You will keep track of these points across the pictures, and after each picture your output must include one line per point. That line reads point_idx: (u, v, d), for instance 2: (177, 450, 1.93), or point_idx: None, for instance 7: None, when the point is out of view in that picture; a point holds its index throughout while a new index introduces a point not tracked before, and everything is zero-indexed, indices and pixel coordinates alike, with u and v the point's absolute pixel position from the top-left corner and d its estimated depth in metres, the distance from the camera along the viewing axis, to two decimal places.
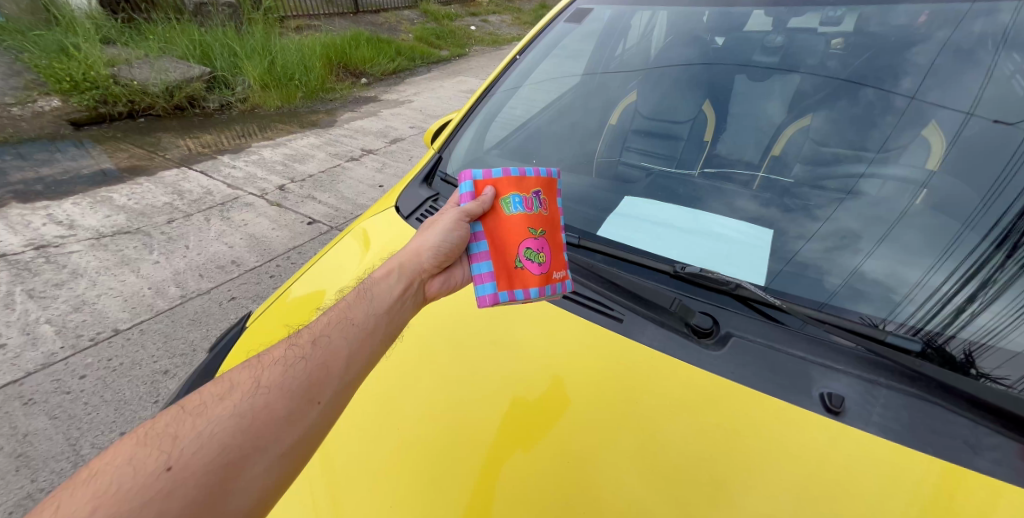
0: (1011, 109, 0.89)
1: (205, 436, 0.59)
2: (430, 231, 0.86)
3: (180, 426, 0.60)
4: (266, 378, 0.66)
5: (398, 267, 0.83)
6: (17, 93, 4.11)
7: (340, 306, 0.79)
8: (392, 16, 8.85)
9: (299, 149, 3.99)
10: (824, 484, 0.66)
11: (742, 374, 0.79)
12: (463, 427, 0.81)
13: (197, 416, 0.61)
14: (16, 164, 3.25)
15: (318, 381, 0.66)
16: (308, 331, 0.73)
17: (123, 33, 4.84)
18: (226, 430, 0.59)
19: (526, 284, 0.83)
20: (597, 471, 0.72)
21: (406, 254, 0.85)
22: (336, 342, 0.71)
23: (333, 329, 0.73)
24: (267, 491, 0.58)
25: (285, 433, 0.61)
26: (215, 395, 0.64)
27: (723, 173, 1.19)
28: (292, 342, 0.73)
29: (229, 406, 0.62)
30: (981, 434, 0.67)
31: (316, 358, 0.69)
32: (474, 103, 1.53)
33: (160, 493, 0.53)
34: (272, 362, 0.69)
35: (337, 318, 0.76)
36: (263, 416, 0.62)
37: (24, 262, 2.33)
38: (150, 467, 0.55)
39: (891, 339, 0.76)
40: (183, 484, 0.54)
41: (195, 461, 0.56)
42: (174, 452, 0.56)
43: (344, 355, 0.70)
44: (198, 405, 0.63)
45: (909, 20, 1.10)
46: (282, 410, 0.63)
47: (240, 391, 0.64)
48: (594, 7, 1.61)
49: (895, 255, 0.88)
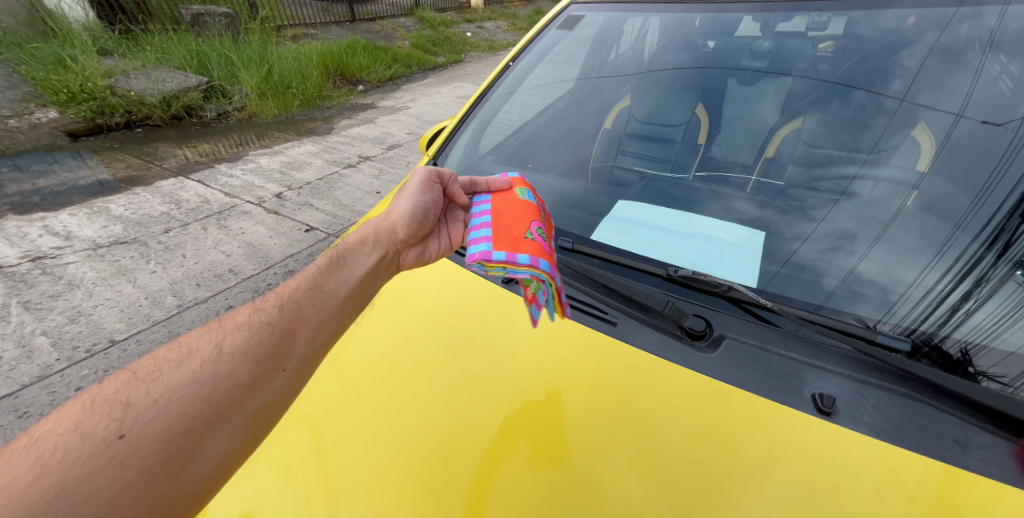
0: (1000, 109, 0.90)
1: (161, 403, 0.59)
2: (403, 200, 0.92)
3: (132, 392, 0.60)
4: (229, 344, 0.67)
5: (372, 236, 0.87)
6: (14, 106, 4.13)
7: (307, 272, 0.82)
8: (388, 24, 8.91)
9: (297, 157, 4.00)
10: (823, 486, 0.65)
11: (737, 376, 0.79)
12: (462, 432, 0.80)
13: (152, 382, 0.61)
14: (15, 176, 3.26)
15: (282, 348, 0.68)
16: (274, 297, 0.75)
17: (120, 44, 4.87)
18: (185, 395, 0.60)
19: (531, 250, 0.79)
20: (598, 476, 0.72)
21: (382, 224, 0.89)
22: (304, 307, 0.74)
23: (300, 296, 0.75)
24: (231, 457, 0.59)
25: (247, 400, 0.62)
26: (172, 362, 0.64)
27: (718, 176, 1.20)
28: (257, 307, 0.74)
29: (188, 373, 0.62)
30: (971, 433, 0.67)
31: (282, 323, 0.71)
32: (468, 109, 1.53)
33: (112, 460, 0.52)
34: (233, 327, 0.70)
35: (305, 284, 0.78)
36: (226, 382, 0.62)
37: (21, 274, 2.32)
38: (100, 435, 0.54)
39: (881, 339, 0.76)
40: (138, 450, 0.54)
41: (149, 429, 0.56)
42: (127, 421, 0.56)
43: (312, 321, 0.73)
44: (152, 372, 0.62)
45: (897, 22, 1.11)
46: (246, 377, 0.64)
47: (200, 357, 0.65)
48: (585, 13, 1.61)
49: (887, 255, 0.88)
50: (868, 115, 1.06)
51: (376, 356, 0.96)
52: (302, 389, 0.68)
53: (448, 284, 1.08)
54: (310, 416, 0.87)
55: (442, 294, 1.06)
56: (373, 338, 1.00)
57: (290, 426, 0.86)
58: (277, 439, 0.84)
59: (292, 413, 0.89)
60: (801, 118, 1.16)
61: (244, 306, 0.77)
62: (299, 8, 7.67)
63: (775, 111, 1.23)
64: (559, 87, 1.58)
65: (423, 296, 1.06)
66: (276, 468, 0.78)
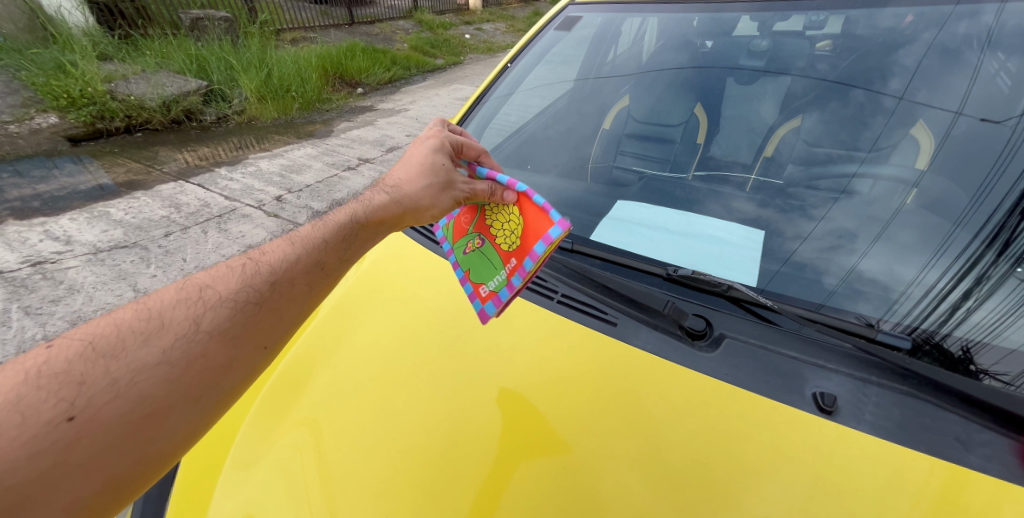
0: (998, 107, 0.90)
1: (122, 384, 0.51)
2: (446, 191, 0.83)
3: (89, 368, 0.51)
4: (207, 320, 0.57)
5: (395, 218, 0.77)
6: (15, 111, 4.14)
7: (307, 239, 0.70)
8: (387, 27, 8.94)
9: (296, 160, 4.00)
10: (826, 485, 0.65)
11: (737, 375, 0.79)
12: (466, 433, 0.80)
13: (113, 359, 0.53)
14: (15, 182, 3.26)
15: (266, 326, 0.60)
16: (266, 267, 0.64)
17: (120, 49, 4.88)
18: (150, 378, 0.52)
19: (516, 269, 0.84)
20: (600, 477, 0.72)
21: (411, 206, 0.79)
22: (298, 285, 0.64)
23: (298, 272, 0.65)
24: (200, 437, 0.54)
25: (222, 382, 0.55)
26: (139, 335, 0.55)
27: (718, 175, 1.20)
28: (245, 276, 0.63)
29: (156, 352, 0.54)
30: (972, 431, 0.67)
31: (272, 303, 0.61)
32: (467, 110, 1.53)
33: (58, 443, 0.46)
34: (214, 299, 0.59)
35: (303, 255, 0.67)
36: (199, 365, 0.54)
37: (21, 279, 2.32)
38: (46, 415, 0.47)
39: (882, 337, 0.76)
40: (88, 435, 0.47)
41: (102, 413, 0.48)
42: (78, 402, 0.49)
43: (305, 301, 0.64)
44: (115, 345, 0.54)
45: (895, 21, 1.11)
46: (222, 358, 0.56)
47: (172, 332, 0.55)
48: (583, 14, 1.62)
49: (887, 253, 0.88)
50: (867, 114, 1.06)
51: (376, 358, 0.95)
52: None
53: (447, 285, 1.08)
54: (310, 419, 0.86)
55: (442, 295, 1.06)
56: (373, 339, 1.00)
57: (290, 428, 0.85)
58: (277, 442, 0.84)
59: (291, 414, 0.88)
60: (800, 117, 1.16)
61: (226, 267, 0.65)
62: (298, 12, 7.68)
63: (774, 110, 1.23)
64: (557, 88, 1.59)
65: (423, 298, 1.06)
66: (279, 472, 0.78)
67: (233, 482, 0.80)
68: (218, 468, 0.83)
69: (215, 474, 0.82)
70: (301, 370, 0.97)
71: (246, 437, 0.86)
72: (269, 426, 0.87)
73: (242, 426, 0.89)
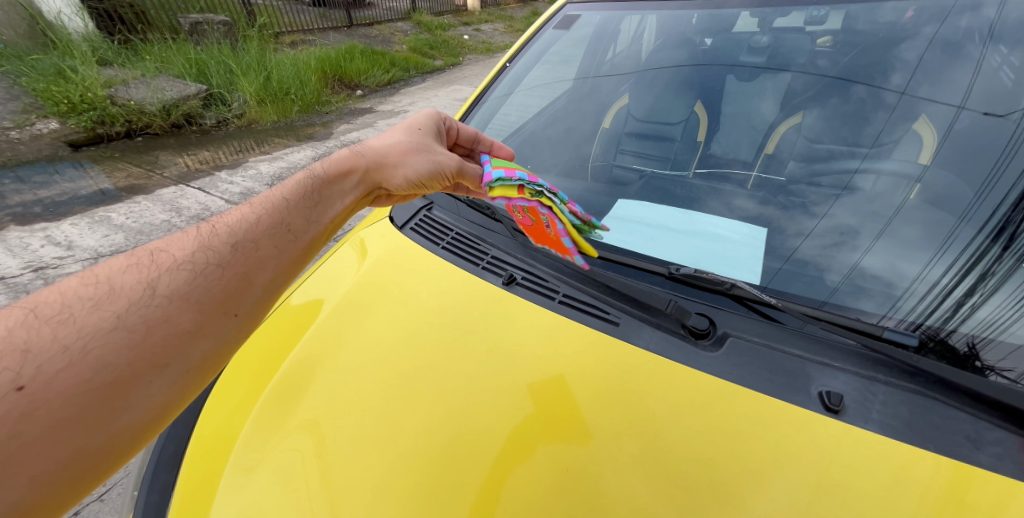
0: (1002, 100, 0.89)
1: (75, 351, 0.53)
2: (416, 157, 0.93)
3: (34, 335, 0.53)
4: (164, 285, 0.61)
5: (360, 173, 0.87)
6: (15, 117, 4.14)
7: (266, 205, 0.75)
8: (386, 28, 8.97)
9: (297, 162, 4.00)
10: (832, 484, 0.65)
11: (741, 374, 0.78)
12: (465, 432, 0.80)
13: (62, 325, 0.55)
14: (16, 188, 3.27)
15: (232, 293, 0.64)
16: (222, 234, 0.68)
17: (120, 54, 4.90)
18: (107, 343, 0.54)
19: None
20: (605, 478, 0.71)
21: (377, 162, 0.90)
22: (260, 249, 0.69)
23: (258, 235, 0.70)
24: (167, 405, 0.56)
25: (187, 350, 0.58)
26: (88, 302, 0.58)
27: (719, 173, 1.19)
28: (201, 240, 0.68)
29: (112, 316, 0.56)
30: (982, 429, 0.66)
31: (235, 266, 0.66)
32: (466, 110, 1.52)
33: (12, 413, 0.48)
34: (169, 265, 0.63)
35: (262, 221, 0.72)
36: (160, 329, 0.57)
37: (23, 284, 2.32)
38: None
39: (889, 334, 0.75)
40: (44, 404, 0.49)
41: (56, 381, 0.50)
42: (27, 371, 0.50)
43: (270, 265, 0.68)
44: (64, 312, 0.56)
45: (896, 16, 1.11)
46: (187, 323, 0.59)
47: (126, 297, 0.59)
48: (582, 13, 1.61)
49: (891, 250, 0.87)
50: (868, 110, 1.05)
51: (376, 360, 0.95)
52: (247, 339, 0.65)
53: (448, 286, 1.07)
54: (312, 422, 0.86)
55: (441, 295, 1.06)
56: (374, 340, 1.00)
57: (290, 432, 0.85)
58: (277, 446, 0.83)
59: (291, 418, 0.88)
60: (800, 113, 1.15)
61: (182, 235, 0.70)
62: (297, 15, 7.68)
63: (775, 107, 1.23)
64: (556, 87, 1.58)
65: (424, 299, 1.06)
66: (281, 475, 0.78)
67: (235, 488, 0.79)
68: (218, 473, 0.83)
69: (215, 479, 0.82)
70: (302, 373, 0.97)
71: (246, 442, 0.86)
72: (270, 430, 0.87)
73: (243, 431, 0.89)
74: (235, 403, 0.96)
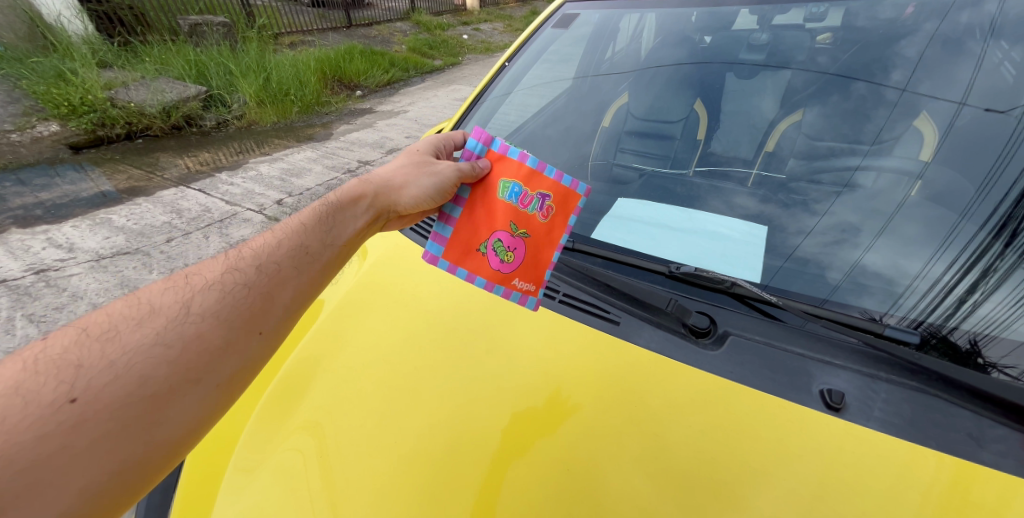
0: (1004, 96, 0.89)
1: (120, 366, 0.56)
2: (422, 178, 0.90)
3: (83, 353, 0.57)
4: (198, 304, 0.64)
5: (370, 197, 0.87)
6: (15, 120, 4.15)
7: (289, 228, 0.78)
8: (385, 29, 8.97)
9: (297, 163, 4.01)
10: (833, 482, 0.65)
11: (742, 373, 0.78)
12: (469, 433, 0.79)
13: (107, 342, 0.58)
14: (17, 190, 3.28)
15: (259, 311, 0.66)
16: (250, 256, 0.72)
17: (120, 56, 4.90)
18: (148, 359, 0.57)
19: (481, 273, 0.91)
20: (607, 478, 0.71)
21: (385, 186, 0.89)
22: (284, 269, 0.71)
23: (281, 256, 0.73)
24: (200, 422, 0.58)
25: (219, 365, 0.61)
26: (131, 321, 0.61)
27: (719, 171, 1.18)
28: (231, 263, 0.71)
29: (152, 334, 0.60)
30: (985, 426, 0.66)
31: (260, 286, 0.68)
32: (466, 110, 1.52)
33: (63, 424, 0.51)
34: (202, 285, 0.66)
35: (286, 244, 0.75)
36: (195, 345, 0.60)
37: (24, 287, 2.32)
38: (49, 399, 0.52)
39: (890, 331, 0.75)
40: (92, 416, 0.52)
41: (102, 395, 0.54)
42: (78, 385, 0.54)
43: (293, 283, 0.71)
44: (109, 331, 0.60)
45: (896, 12, 1.11)
46: (218, 340, 0.62)
47: (164, 316, 0.62)
48: (581, 12, 1.61)
49: (892, 247, 0.87)
50: (869, 106, 1.05)
51: (376, 360, 0.95)
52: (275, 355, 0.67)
53: (449, 287, 1.07)
54: (312, 422, 0.86)
55: (441, 295, 1.06)
56: (374, 341, 1.00)
57: (291, 432, 0.85)
58: (278, 446, 0.83)
59: (291, 419, 0.88)
60: (801, 111, 1.15)
61: (214, 259, 0.74)
62: (296, 15, 7.68)
63: (774, 105, 1.22)
64: (556, 86, 1.58)
65: (424, 299, 1.06)
66: (281, 475, 0.78)
67: (235, 488, 0.79)
68: (220, 472, 0.83)
69: (216, 479, 0.82)
70: (302, 374, 0.97)
71: (247, 442, 0.86)
72: (271, 431, 0.87)
73: (243, 432, 0.89)
74: (236, 404, 0.96)
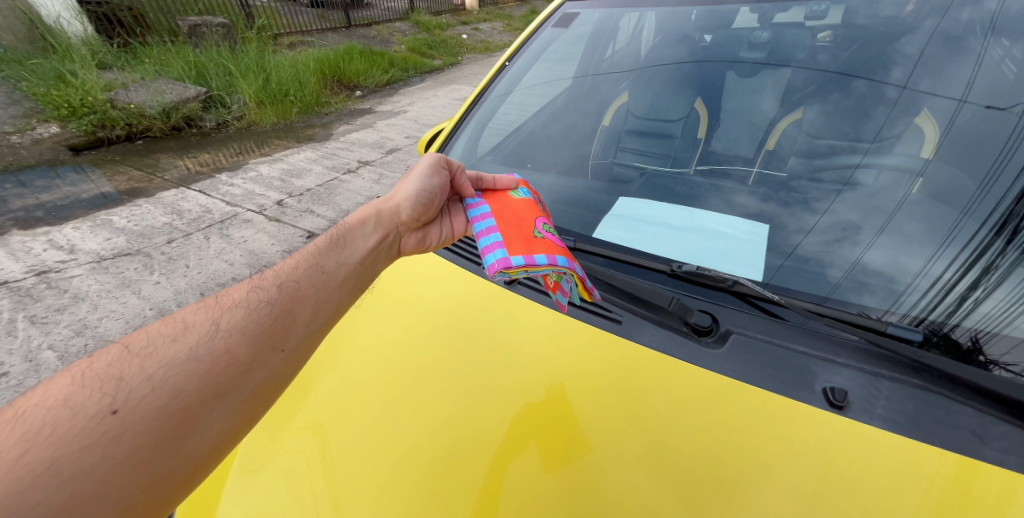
0: (1005, 93, 0.88)
1: (156, 379, 0.60)
2: (411, 180, 0.93)
3: (125, 367, 0.61)
4: (226, 321, 0.68)
5: (374, 217, 0.88)
6: (16, 122, 4.15)
7: (307, 251, 0.83)
8: (384, 28, 8.96)
9: (296, 164, 4.00)
10: (834, 479, 0.65)
11: (744, 371, 0.78)
12: (475, 433, 0.80)
13: (146, 358, 0.63)
14: (17, 192, 3.28)
15: (282, 328, 0.70)
16: (273, 277, 0.76)
17: (119, 57, 4.90)
18: (182, 373, 0.61)
19: (552, 251, 0.82)
20: (608, 476, 0.71)
21: (386, 204, 0.91)
22: (303, 287, 0.75)
23: (300, 275, 0.77)
24: (227, 435, 0.61)
25: (245, 380, 0.64)
26: (167, 337, 0.66)
27: (720, 170, 1.19)
28: (256, 285, 0.76)
29: (185, 349, 0.64)
30: (987, 423, 0.66)
31: (282, 304, 0.72)
32: (466, 110, 1.52)
33: (105, 435, 0.54)
34: (231, 305, 0.71)
35: (305, 264, 0.80)
36: (223, 361, 0.64)
37: (26, 288, 2.32)
38: (93, 410, 0.56)
39: (892, 330, 0.75)
40: (131, 427, 0.55)
41: (141, 406, 0.57)
42: (119, 397, 0.57)
43: (311, 301, 0.75)
44: (147, 347, 0.64)
45: (896, 11, 1.12)
46: (243, 356, 0.66)
47: (197, 333, 0.67)
48: (581, 10, 1.60)
49: (892, 245, 0.87)
50: (869, 104, 1.04)
51: (379, 361, 0.95)
52: (300, 369, 0.70)
53: (450, 286, 1.07)
54: (315, 423, 0.86)
55: (443, 295, 1.06)
56: (376, 341, 1.00)
57: (294, 433, 0.85)
58: (282, 446, 0.83)
59: (294, 419, 0.88)
60: (801, 109, 1.15)
61: (243, 284, 0.78)
62: (296, 15, 7.66)
63: (775, 103, 1.22)
64: (556, 85, 1.58)
65: (425, 299, 1.06)
66: (284, 475, 0.78)
67: (240, 487, 0.79)
68: (225, 474, 0.83)
69: (220, 481, 0.82)
70: (305, 376, 0.97)
71: (251, 444, 0.86)
72: (274, 430, 0.87)
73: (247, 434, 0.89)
74: None
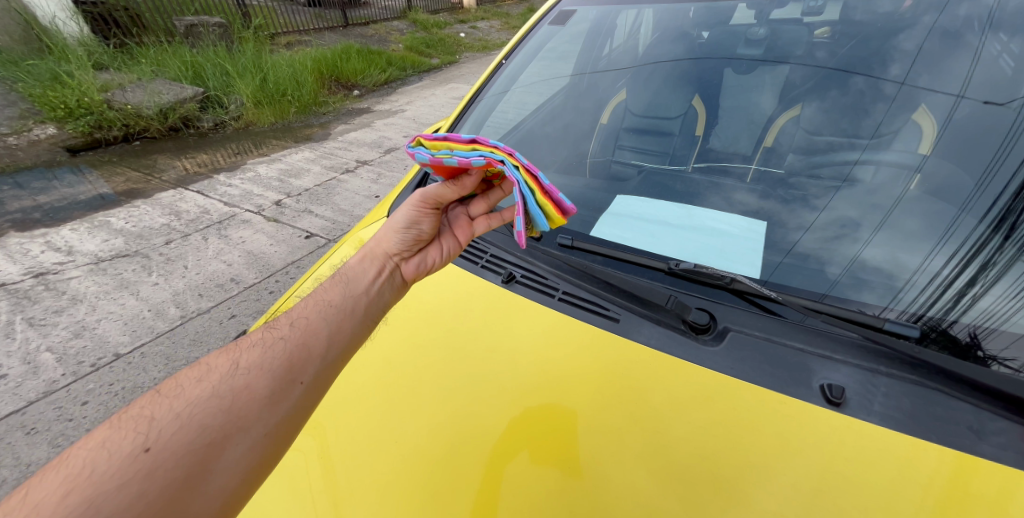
0: (1004, 88, 0.88)
1: (184, 417, 0.60)
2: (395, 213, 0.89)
3: (156, 407, 0.61)
4: (245, 359, 0.67)
5: (368, 251, 0.86)
6: (13, 123, 4.14)
7: (314, 291, 0.81)
8: (382, 28, 8.88)
9: (294, 164, 3.99)
10: (834, 476, 0.65)
11: (742, 369, 0.78)
12: (474, 430, 0.80)
13: (173, 398, 0.62)
14: (15, 194, 3.27)
15: (299, 361, 0.68)
16: (286, 316, 0.75)
17: (115, 58, 4.88)
18: (207, 411, 0.61)
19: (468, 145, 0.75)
20: (607, 472, 0.72)
21: (377, 239, 0.87)
22: (314, 322, 0.74)
23: (312, 311, 0.75)
24: (253, 472, 0.60)
25: (269, 413, 0.63)
26: (193, 378, 0.65)
27: (719, 167, 1.18)
28: (273, 325, 0.75)
29: (208, 388, 0.63)
30: (984, 419, 0.66)
31: (297, 338, 0.71)
32: (463, 108, 1.51)
33: (140, 472, 0.54)
34: (250, 344, 0.70)
35: (314, 301, 0.78)
36: (243, 396, 0.63)
37: (24, 291, 2.32)
38: (127, 449, 0.55)
39: (890, 326, 0.75)
40: (162, 463, 0.55)
41: (172, 442, 0.57)
42: (151, 435, 0.57)
43: (324, 334, 0.73)
44: (174, 387, 0.64)
45: (893, 7, 1.12)
46: (264, 390, 0.64)
47: (219, 372, 0.66)
48: (577, 9, 1.59)
49: (891, 241, 0.87)
50: (867, 100, 1.04)
51: (378, 361, 0.95)
52: (319, 401, 0.69)
53: (448, 285, 1.07)
54: (315, 422, 0.86)
55: (441, 295, 1.05)
56: (374, 342, 1.00)
57: None
58: None
59: None
60: (799, 106, 1.14)
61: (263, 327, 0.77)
62: (294, 14, 7.64)
63: (774, 100, 1.21)
64: (553, 83, 1.57)
65: (423, 298, 1.06)
66: (284, 475, 0.79)
67: None
68: None
69: None
70: None
71: None
72: None
73: None
74: None
